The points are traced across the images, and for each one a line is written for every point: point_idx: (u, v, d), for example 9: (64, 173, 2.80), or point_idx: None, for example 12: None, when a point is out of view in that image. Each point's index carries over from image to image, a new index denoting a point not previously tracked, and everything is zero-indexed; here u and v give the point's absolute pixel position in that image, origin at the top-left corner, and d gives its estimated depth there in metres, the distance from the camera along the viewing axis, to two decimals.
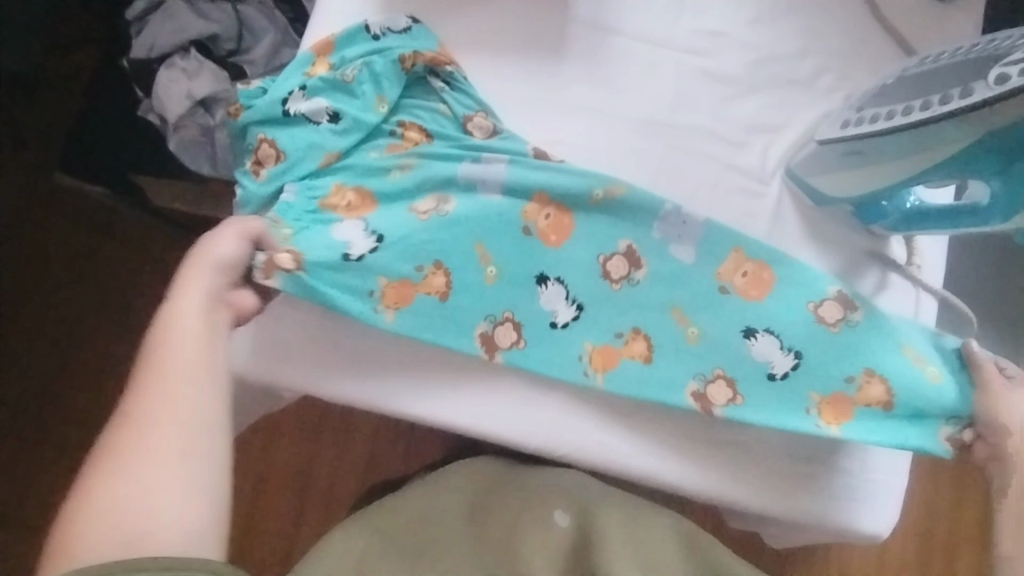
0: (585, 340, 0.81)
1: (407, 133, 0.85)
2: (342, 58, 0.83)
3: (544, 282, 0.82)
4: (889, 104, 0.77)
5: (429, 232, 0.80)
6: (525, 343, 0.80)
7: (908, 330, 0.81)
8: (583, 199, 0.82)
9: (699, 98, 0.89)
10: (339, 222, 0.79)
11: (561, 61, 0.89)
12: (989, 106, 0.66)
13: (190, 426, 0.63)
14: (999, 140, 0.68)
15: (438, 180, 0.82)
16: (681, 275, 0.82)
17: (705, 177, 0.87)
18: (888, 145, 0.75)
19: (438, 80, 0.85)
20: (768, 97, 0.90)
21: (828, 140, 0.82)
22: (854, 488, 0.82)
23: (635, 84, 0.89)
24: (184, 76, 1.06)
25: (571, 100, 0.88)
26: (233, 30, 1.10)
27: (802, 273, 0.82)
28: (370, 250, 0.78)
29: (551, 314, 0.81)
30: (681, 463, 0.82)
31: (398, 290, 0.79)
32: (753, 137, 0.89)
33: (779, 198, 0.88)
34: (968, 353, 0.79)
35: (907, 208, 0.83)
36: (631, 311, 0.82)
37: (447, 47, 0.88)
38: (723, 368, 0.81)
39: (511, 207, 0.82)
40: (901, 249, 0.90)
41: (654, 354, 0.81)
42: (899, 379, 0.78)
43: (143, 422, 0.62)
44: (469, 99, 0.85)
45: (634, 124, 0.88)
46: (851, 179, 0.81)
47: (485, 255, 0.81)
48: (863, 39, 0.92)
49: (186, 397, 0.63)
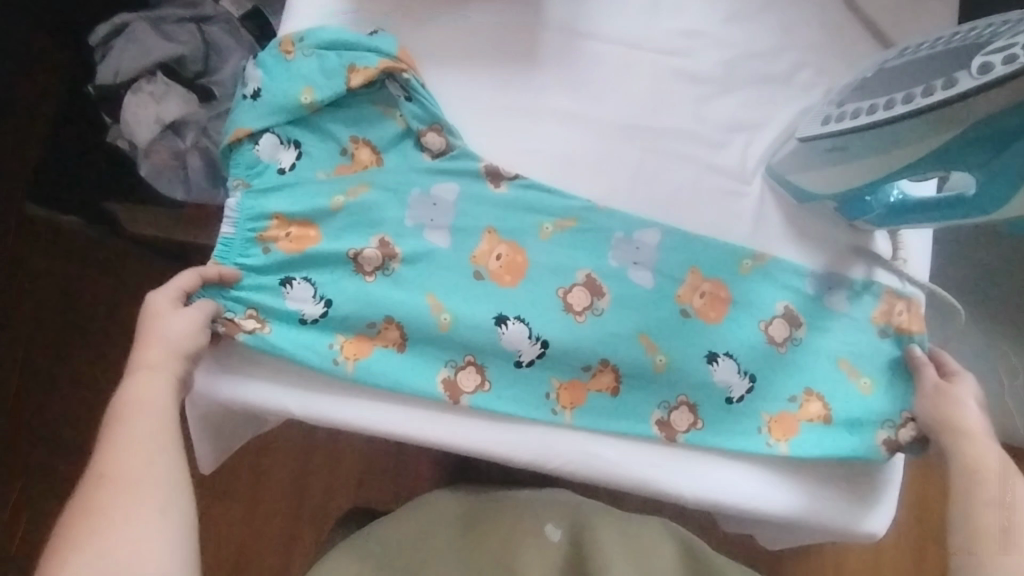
0: (551, 377, 0.80)
1: (357, 153, 0.83)
2: (301, 77, 0.80)
3: (504, 323, 0.79)
4: (870, 98, 0.76)
5: (360, 286, 0.78)
6: (490, 384, 0.79)
7: (859, 345, 0.83)
8: (532, 233, 0.82)
9: (676, 99, 0.88)
10: (290, 287, 0.78)
11: (536, 67, 0.87)
12: (971, 98, 0.66)
13: (156, 473, 0.68)
14: (985, 129, 0.68)
15: (383, 225, 0.80)
16: (641, 297, 0.82)
17: (684, 179, 0.86)
18: (866, 142, 0.75)
19: (394, 87, 0.82)
20: (745, 95, 0.89)
21: (808, 136, 0.82)
22: (846, 497, 0.81)
23: (612, 88, 0.88)
24: (151, 100, 1.07)
25: (548, 107, 0.86)
26: (200, 52, 1.09)
27: (754, 287, 0.83)
28: (320, 314, 0.77)
29: (516, 354, 0.79)
30: (679, 472, 0.79)
31: (312, 339, 0.77)
32: (732, 136, 0.88)
33: (760, 196, 0.87)
34: (910, 360, 0.82)
35: (891, 202, 0.82)
36: (600, 344, 0.80)
37: (418, 57, 0.86)
38: (688, 395, 0.81)
39: (462, 254, 0.81)
40: (887, 243, 0.88)
41: (620, 385, 0.80)
42: (840, 401, 0.81)
43: (112, 480, 0.66)
44: (424, 112, 0.82)
45: (611, 129, 0.86)
46: (834, 176, 0.81)
47: (436, 304, 0.79)
48: (840, 32, 0.92)
49: (153, 437, 0.69)
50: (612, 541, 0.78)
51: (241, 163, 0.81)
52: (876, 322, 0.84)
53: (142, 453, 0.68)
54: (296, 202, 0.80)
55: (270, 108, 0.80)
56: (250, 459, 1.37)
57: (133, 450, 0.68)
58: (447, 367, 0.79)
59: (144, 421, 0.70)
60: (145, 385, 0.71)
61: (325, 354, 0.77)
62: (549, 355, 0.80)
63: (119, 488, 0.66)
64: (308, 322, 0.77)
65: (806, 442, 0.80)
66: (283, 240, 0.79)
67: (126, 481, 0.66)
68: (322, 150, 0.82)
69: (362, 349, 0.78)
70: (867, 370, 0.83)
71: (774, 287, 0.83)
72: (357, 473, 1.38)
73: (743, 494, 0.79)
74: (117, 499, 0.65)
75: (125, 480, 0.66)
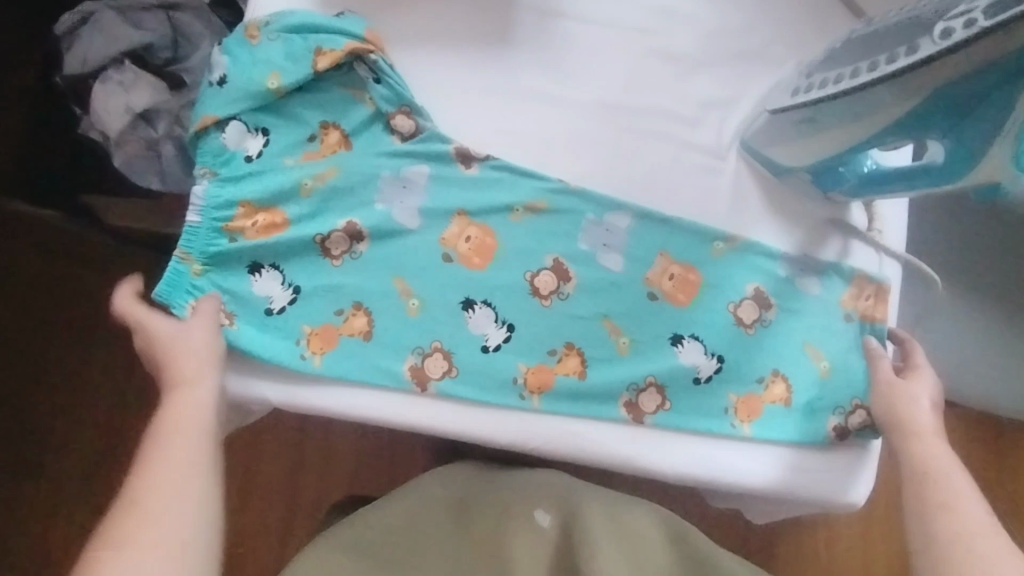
0: (519, 362, 0.80)
1: (326, 137, 0.82)
2: (268, 60, 0.79)
3: (470, 307, 0.80)
4: (837, 68, 0.76)
5: (332, 275, 0.79)
6: (457, 370, 0.79)
7: (818, 325, 0.84)
8: (504, 216, 0.82)
9: (651, 78, 0.87)
10: (258, 275, 0.78)
11: (510, 47, 0.86)
12: (935, 62, 0.65)
13: (188, 498, 0.66)
14: (945, 98, 0.67)
15: (351, 213, 0.80)
16: (608, 280, 0.82)
17: (658, 158, 0.85)
18: (835, 111, 0.75)
19: (364, 69, 0.81)
20: (721, 71, 0.88)
21: (778, 110, 0.81)
22: (831, 471, 0.81)
23: (585, 67, 0.87)
24: (120, 89, 0.99)
25: (521, 88, 0.85)
26: (167, 38, 1.02)
27: (724, 271, 0.83)
28: (287, 304, 0.78)
29: (481, 338, 0.80)
30: (657, 449, 0.80)
31: (282, 326, 0.77)
32: (708, 113, 0.87)
33: (736, 171, 0.86)
34: (869, 350, 0.82)
35: (864, 171, 0.82)
36: (565, 326, 0.81)
37: (389, 39, 0.84)
38: (657, 376, 0.81)
39: (431, 235, 0.81)
40: (863, 214, 0.88)
41: (587, 369, 0.81)
42: (798, 378, 0.82)
43: (144, 507, 0.64)
44: (393, 93, 0.81)
45: (585, 108, 0.85)
46: (801, 149, 0.81)
47: (405, 289, 0.80)
48: (815, 4, 0.91)
49: (190, 460, 0.68)
50: (599, 524, 0.77)
51: (207, 151, 0.79)
52: (846, 305, 0.84)
53: (178, 479, 0.66)
54: (262, 186, 0.79)
55: (238, 91, 0.79)
56: (240, 448, 1.35)
57: (168, 471, 0.66)
58: (414, 354, 0.79)
59: (183, 443, 0.68)
60: (186, 406, 0.70)
61: (288, 336, 0.77)
62: (514, 338, 0.80)
63: (149, 514, 0.64)
64: (274, 313, 0.78)
65: (767, 425, 0.81)
66: (250, 230, 0.78)
67: (160, 506, 0.64)
68: (290, 132, 0.81)
69: (329, 341, 0.78)
70: (827, 353, 0.83)
71: (741, 272, 0.83)
72: (351, 459, 1.37)
73: (723, 471, 0.80)
74: (148, 522, 0.63)
75: (157, 505, 0.64)
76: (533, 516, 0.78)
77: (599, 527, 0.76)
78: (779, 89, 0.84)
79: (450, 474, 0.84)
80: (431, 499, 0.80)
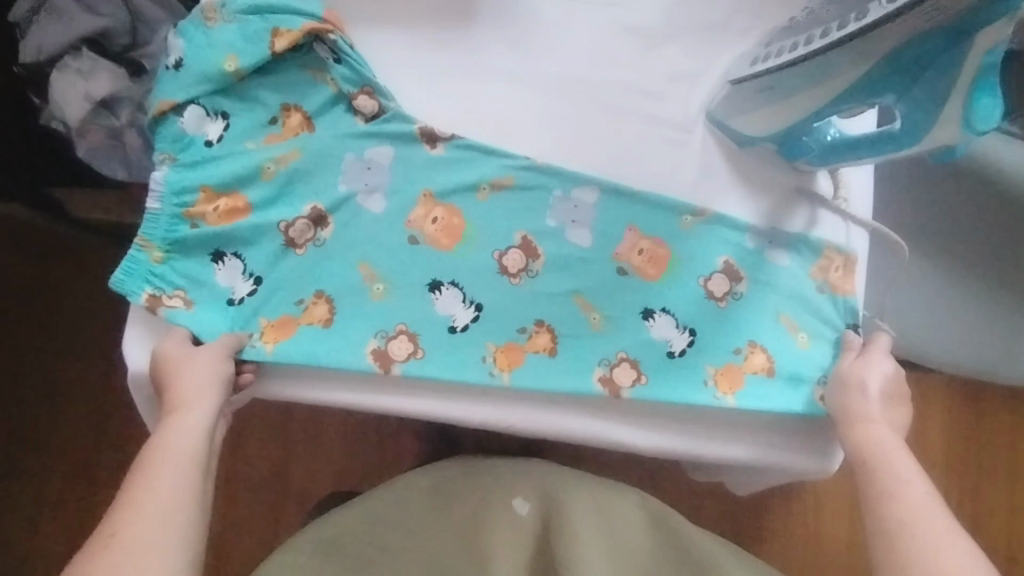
0: (488, 341, 0.79)
1: (288, 119, 0.81)
2: (220, 41, 0.78)
3: (437, 289, 0.80)
4: (795, 36, 0.77)
5: (301, 263, 0.79)
6: (423, 352, 0.78)
7: (793, 295, 0.84)
8: (471, 197, 0.82)
9: (615, 51, 0.86)
10: (221, 264, 0.78)
11: (473, 23, 0.84)
12: (881, 27, 0.66)
13: (171, 527, 0.63)
14: (898, 61, 0.67)
15: (318, 197, 0.80)
16: (578, 256, 0.82)
17: (624, 132, 0.85)
18: (791, 78, 0.76)
19: (325, 49, 0.80)
20: (686, 43, 0.88)
21: (739, 79, 0.83)
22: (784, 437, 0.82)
23: (547, 41, 0.85)
24: (79, 78, 0.92)
25: (484, 64, 0.84)
26: (126, 25, 0.94)
27: (693, 245, 0.83)
28: (252, 292, 0.78)
29: (448, 319, 0.79)
30: (622, 420, 0.80)
31: (252, 314, 0.77)
32: (674, 86, 0.87)
33: (704, 144, 0.86)
34: (847, 340, 0.83)
35: (828, 140, 0.81)
36: (536, 303, 0.81)
37: (348, 17, 0.82)
38: (627, 352, 0.81)
39: (395, 221, 0.81)
40: (829, 181, 0.88)
41: (558, 346, 0.80)
42: (779, 349, 0.82)
43: (122, 538, 0.61)
44: (355, 74, 0.80)
45: (549, 83, 0.85)
46: (762, 117, 0.81)
47: (370, 273, 0.79)
48: None
49: (176, 490, 0.65)
50: (581, 515, 0.77)
51: (165, 136, 0.78)
52: (814, 278, 0.84)
53: (165, 509, 0.64)
54: (223, 171, 0.78)
55: (192, 74, 0.78)
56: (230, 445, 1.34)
57: (153, 499, 0.64)
58: (377, 337, 0.78)
59: (172, 469, 0.67)
60: (176, 435, 0.69)
61: (253, 325, 0.77)
62: (482, 318, 0.80)
63: (124, 546, 0.60)
64: (236, 304, 0.77)
65: (749, 396, 0.80)
66: (211, 215, 0.78)
67: (144, 541, 0.61)
68: (250, 115, 0.80)
69: (286, 330, 0.77)
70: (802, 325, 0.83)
71: (713, 244, 0.84)
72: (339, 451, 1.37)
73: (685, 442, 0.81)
74: (131, 555, 0.60)
75: (137, 537, 0.61)
76: (512, 505, 0.78)
77: (583, 520, 0.76)
78: (739, 63, 0.86)
79: (439, 464, 0.83)
80: (413, 493, 0.78)
